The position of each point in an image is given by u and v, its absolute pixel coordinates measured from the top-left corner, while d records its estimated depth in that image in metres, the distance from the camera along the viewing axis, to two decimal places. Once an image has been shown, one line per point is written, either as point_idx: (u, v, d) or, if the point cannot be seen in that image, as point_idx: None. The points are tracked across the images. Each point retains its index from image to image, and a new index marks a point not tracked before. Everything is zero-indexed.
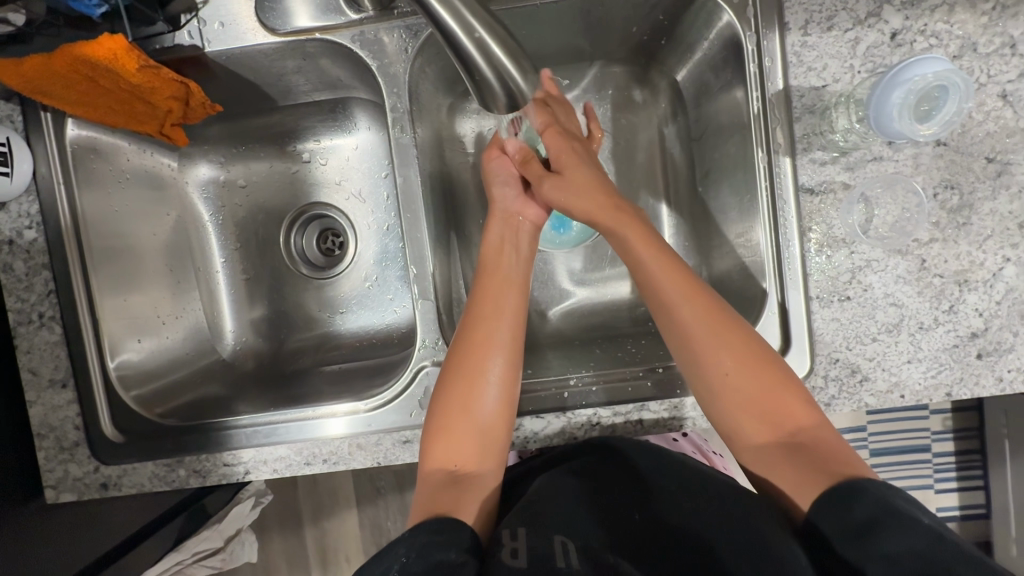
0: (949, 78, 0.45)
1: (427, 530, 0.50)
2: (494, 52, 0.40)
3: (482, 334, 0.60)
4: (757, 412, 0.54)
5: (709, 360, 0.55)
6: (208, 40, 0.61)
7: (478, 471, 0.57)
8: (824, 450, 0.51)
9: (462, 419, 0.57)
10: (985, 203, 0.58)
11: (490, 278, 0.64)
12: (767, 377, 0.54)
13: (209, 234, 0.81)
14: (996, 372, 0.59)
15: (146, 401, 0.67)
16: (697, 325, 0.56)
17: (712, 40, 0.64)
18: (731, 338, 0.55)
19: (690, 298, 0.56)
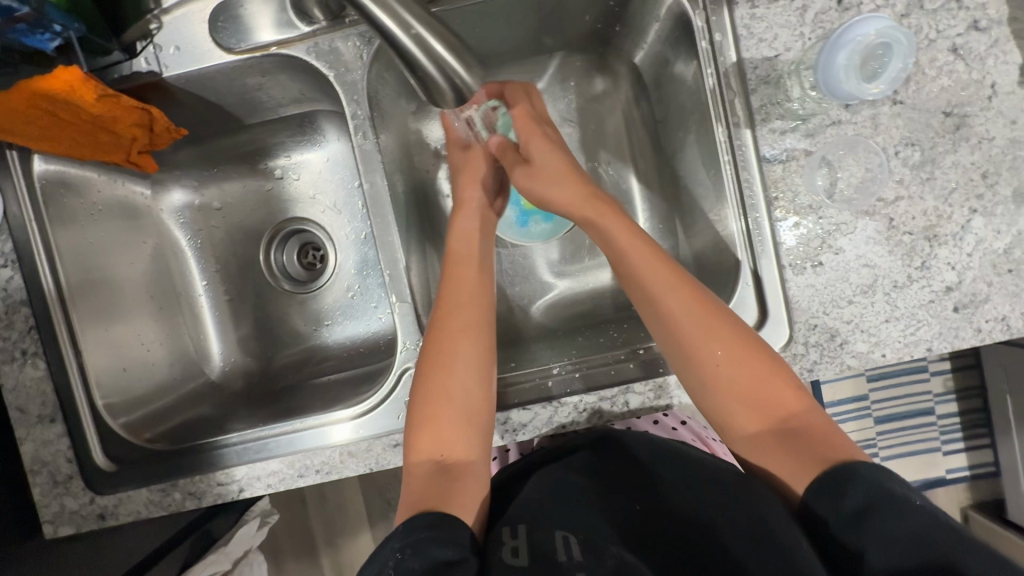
0: (887, 36, 0.45)
1: (421, 527, 0.49)
2: (434, 48, 0.39)
3: (455, 329, 0.60)
4: (747, 397, 0.54)
5: (699, 350, 0.55)
6: (165, 65, 0.61)
7: (464, 465, 0.56)
8: (820, 437, 0.51)
9: (444, 408, 0.57)
10: (947, 157, 0.59)
11: (459, 270, 0.65)
12: (759, 366, 0.54)
13: (188, 259, 0.81)
14: (974, 323, 0.60)
15: (135, 428, 0.68)
16: (684, 317, 0.56)
17: (665, 21, 0.65)
18: (719, 327, 0.55)
19: (676, 288, 0.57)
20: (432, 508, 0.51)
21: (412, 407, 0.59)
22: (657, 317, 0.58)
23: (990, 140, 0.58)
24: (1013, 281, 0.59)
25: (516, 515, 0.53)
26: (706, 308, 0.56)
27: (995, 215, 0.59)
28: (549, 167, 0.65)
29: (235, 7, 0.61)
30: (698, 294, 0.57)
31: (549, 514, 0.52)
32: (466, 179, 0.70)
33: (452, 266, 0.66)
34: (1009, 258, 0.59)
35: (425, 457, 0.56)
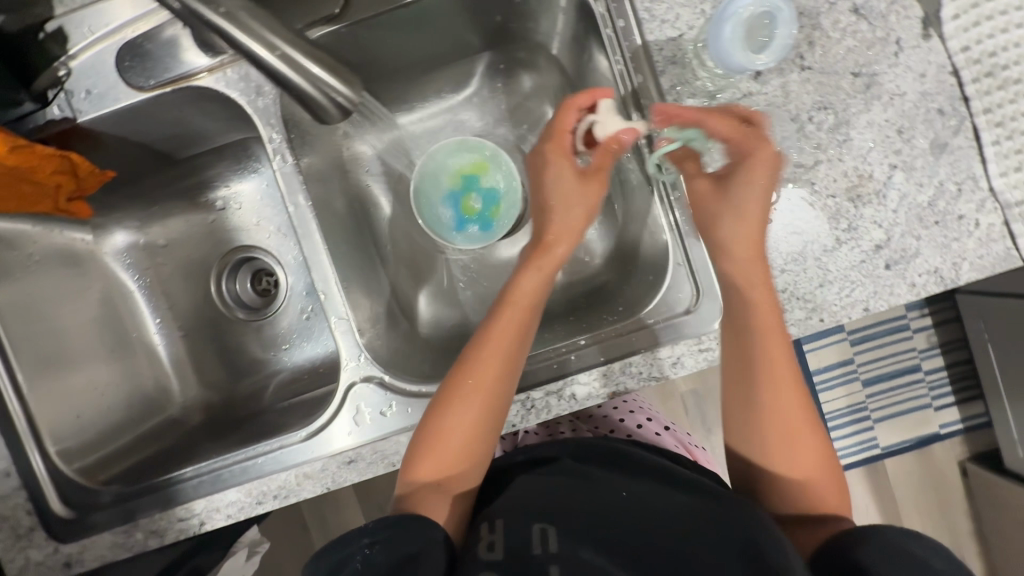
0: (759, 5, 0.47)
1: (387, 524, 0.52)
2: (301, 61, 0.39)
3: (494, 372, 0.57)
4: (783, 424, 0.55)
5: (764, 387, 0.55)
6: (77, 109, 0.61)
7: (463, 482, 0.57)
8: (824, 495, 0.54)
9: (453, 433, 0.57)
10: (862, 117, 0.59)
11: (507, 316, 0.59)
12: (806, 424, 0.55)
13: (137, 300, 0.81)
14: (908, 279, 0.60)
15: (90, 470, 0.68)
16: (772, 359, 0.55)
17: (569, 13, 0.65)
18: (792, 380, 0.55)
19: (776, 334, 0.55)
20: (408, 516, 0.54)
21: (421, 425, 0.59)
22: (743, 348, 0.56)
23: (902, 95, 0.59)
24: (941, 233, 0.59)
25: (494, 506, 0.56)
26: (790, 362, 0.55)
27: (915, 169, 0.59)
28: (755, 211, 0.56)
29: (139, 44, 0.61)
30: (790, 348, 0.56)
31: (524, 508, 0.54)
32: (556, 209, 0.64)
33: (505, 309, 0.60)
34: (935, 210, 0.59)
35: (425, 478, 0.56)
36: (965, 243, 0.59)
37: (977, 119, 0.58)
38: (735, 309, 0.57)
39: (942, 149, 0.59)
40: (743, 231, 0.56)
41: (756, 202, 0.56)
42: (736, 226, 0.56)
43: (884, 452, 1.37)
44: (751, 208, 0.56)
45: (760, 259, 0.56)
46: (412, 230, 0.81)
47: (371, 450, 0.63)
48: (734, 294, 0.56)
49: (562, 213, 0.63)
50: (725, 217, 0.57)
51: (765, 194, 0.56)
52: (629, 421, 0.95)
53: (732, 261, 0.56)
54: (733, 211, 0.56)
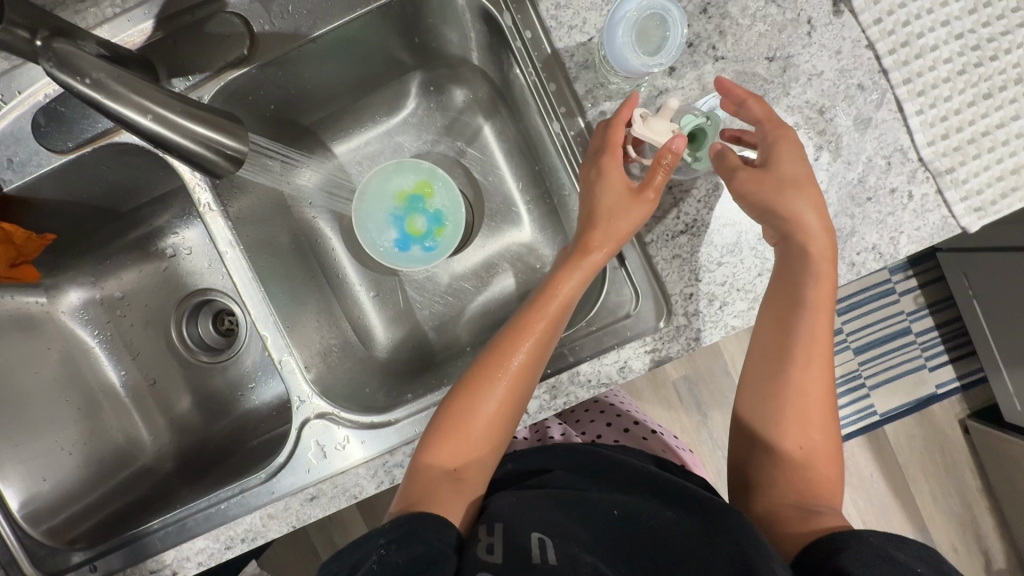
0: (650, 6, 0.48)
1: (404, 521, 0.53)
2: (173, 120, 0.42)
3: (523, 366, 0.57)
4: (802, 405, 0.57)
5: (795, 359, 0.57)
6: (3, 179, 0.62)
7: (473, 468, 0.59)
8: (815, 478, 0.56)
9: (473, 423, 0.57)
10: (782, 101, 0.58)
11: (536, 310, 0.58)
12: (819, 403, 0.57)
13: (98, 355, 0.82)
14: (847, 258, 0.59)
15: (57, 531, 0.68)
16: (808, 334, 0.56)
17: (480, 28, 0.65)
18: (819, 358, 0.57)
19: (818, 314, 0.56)
20: (416, 505, 0.55)
21: (440, 410, 0.59)
22: (779, 321, 0.57)
23: (819, 75, 0.58)
24: (875, 209, 0.59)
25: (497, 508, 0.57)
26: (824, 343, 0.57)
27: (841, 147, 0.58)
28: (799, 179, 0.55)
29: (53, 108, 0.61)
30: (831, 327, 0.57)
31: (523, 515, 0.56)
32: (597, 207, 0.57)
33: (541, 302, 0.58)
34: (866, 186, 0.58)
35: (442, 464, 0.57)
36: (901, 217, 0.58)
37: (899, 90, 0.58)
38: (783, 283, 0.57)
39: (866, 125, 0.58)
40: (813, 214, 0.54)
41: (812, 186, 0.55)
42: (812, 207, 0.54)
43: (882, 418, 1.34)
44: (805, 187, 0.54)
45: (829, 237, 0.55)
46: (363, 256, 0.81)
47: (332, 485, 0.63)
48: (789, 269, 0.56)
49: (619, 212, 0.56)
50: (799, 207, 0.54)
51: (807, 165, 0.55)
52: (615, 426, 0.93)
53: (806, 237, 0.54)
54: (801, 198, 0.54)
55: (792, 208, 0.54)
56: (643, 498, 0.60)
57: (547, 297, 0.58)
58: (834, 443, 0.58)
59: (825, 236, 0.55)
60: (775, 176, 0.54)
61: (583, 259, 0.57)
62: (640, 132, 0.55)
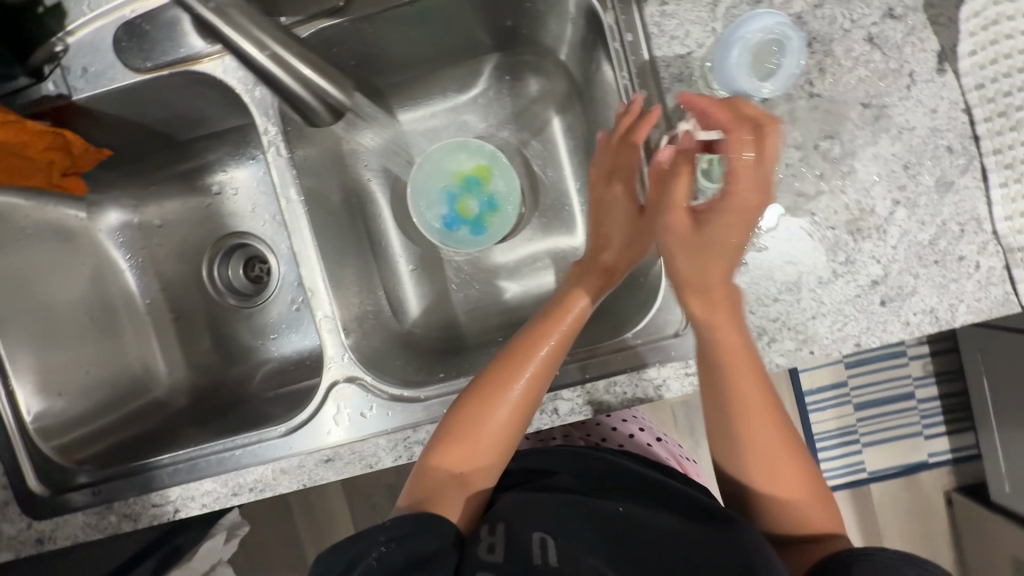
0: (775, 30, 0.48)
1: (403, 520, 0.52)
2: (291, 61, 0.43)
3: (533, 368, 0.57)
4: (772, 458, 0.54)
5: (742, 430, 0.54)
6: (73, 87, 0.61)
7: (477, 473, 0.57)
8: (814, 519, 0.54)
9: (483, 429, 0.56)
10: (868, 149, 0.58)
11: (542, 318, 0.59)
12: (787, 454, 0.54)
13: (128, 279, 0.81)
14: (902, 317, 0.59)
15: (68, 450, 0.67)
16: (742, 397, 0.53)
17: (579, 21, 0.64)
18: (769, 420, 0.54)
19: (754, 382, 0.53)
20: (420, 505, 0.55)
21: (447, 416, 0.58)
22: (713, 384, 0.54)
23: (911, 129, 0.57)
24: (940, 273, 0.58)
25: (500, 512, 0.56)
26: (766, 403, 0.54)
27: (918, 206, 0.58)
28: (710, 244, 0.50)
29: (137, 25, 0.60)
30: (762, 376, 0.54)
31: (525, 515, 0.55)
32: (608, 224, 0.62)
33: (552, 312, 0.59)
34: (935, 249, 0.58)
35: (447, 466, 0.56)
36: (964, 285, 0.58)
37: (987, 159, 0.57)
38: (705, 343, 0.54)
39: (947, 188, 0.58)
40: (699, 265, 0.51)
41: (721, 254, 0.50)
42: (691, 256, 0.51)
43: (871, 476, 1.35)
44: (717, 247, 0.50)
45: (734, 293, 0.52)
46: (408, 227, 0.80)
47: (348, 451, 0.62)
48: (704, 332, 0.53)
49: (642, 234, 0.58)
50: (679, 255, 0.51)
51: (738, 247, 0.50)
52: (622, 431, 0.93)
53: (705, 302, 0.52)
54: (684, 255, 0.51)
55: (686, 272, 0.52)
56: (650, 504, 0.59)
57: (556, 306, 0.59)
58: (818, 479, 0.55)
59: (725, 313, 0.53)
60: (693, 219, 0.51)
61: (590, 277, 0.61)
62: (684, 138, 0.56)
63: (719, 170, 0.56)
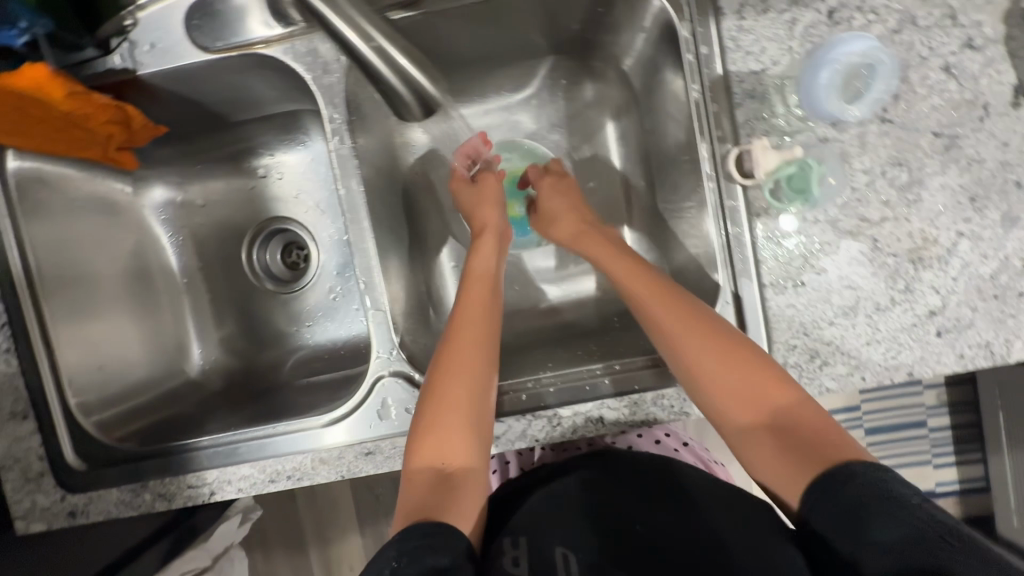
0: (870, 58, 0.53)
1: (416, 533, 0.49)
2: (392, 56, 0.48)
3: (484, 331, 0.61)
4: (742, 391, 0.53)
5: (705, 390, 0.54)
6: (139, 62, 0.60)
7: (466, 473, 0.55)
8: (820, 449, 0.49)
9: (460, 377, 0.58)
10: (935, 178, 0.57)
11: (473, 288, 0.64)
12: (762, 390, 0.52)
13: (170, 255, 0.81)
14: (957, 349, 0.58)
15: (107, 427, 0.67)
16: (691, 336, 0.55)
17: (651, 30, 0.63)
18: (728, 362, 0.53)
19: (702, 337, 0.55)
20: (429, 517, 0.51)
21: (420, 410, 0.57)
22: (675, 337, 0.56)
23: (981, 162, 0.57)
24: (998, 307, 0.58)
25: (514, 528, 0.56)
26: (722, 348, 0.54)
27: (982, 239, 0.57)
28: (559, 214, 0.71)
29: (210, 6, 0.60)
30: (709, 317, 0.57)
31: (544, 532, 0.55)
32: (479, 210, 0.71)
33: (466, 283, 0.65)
34: (995, 283, 0.58)
35: (433, 451, 0.55)
36: (1021, 322, 0.58)
37: None
38: (649, 299, 0.59)
39: (1013, 224, 0.57)
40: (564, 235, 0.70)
41: (617, 259, 0.64)
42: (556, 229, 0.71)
43: None
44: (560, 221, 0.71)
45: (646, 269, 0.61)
46: (452, 223, 0.80)
47: (389, 445, 0.62)
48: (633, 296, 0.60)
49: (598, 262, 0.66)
50: (553, 226, 0.71)
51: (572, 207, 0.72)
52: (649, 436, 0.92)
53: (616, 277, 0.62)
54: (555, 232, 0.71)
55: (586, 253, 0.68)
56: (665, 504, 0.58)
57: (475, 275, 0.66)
58: (804, 399, 0.52)
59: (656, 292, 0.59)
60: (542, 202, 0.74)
61: (482, 241, 0.69)
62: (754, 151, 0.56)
63: (784, 189, 0.58)
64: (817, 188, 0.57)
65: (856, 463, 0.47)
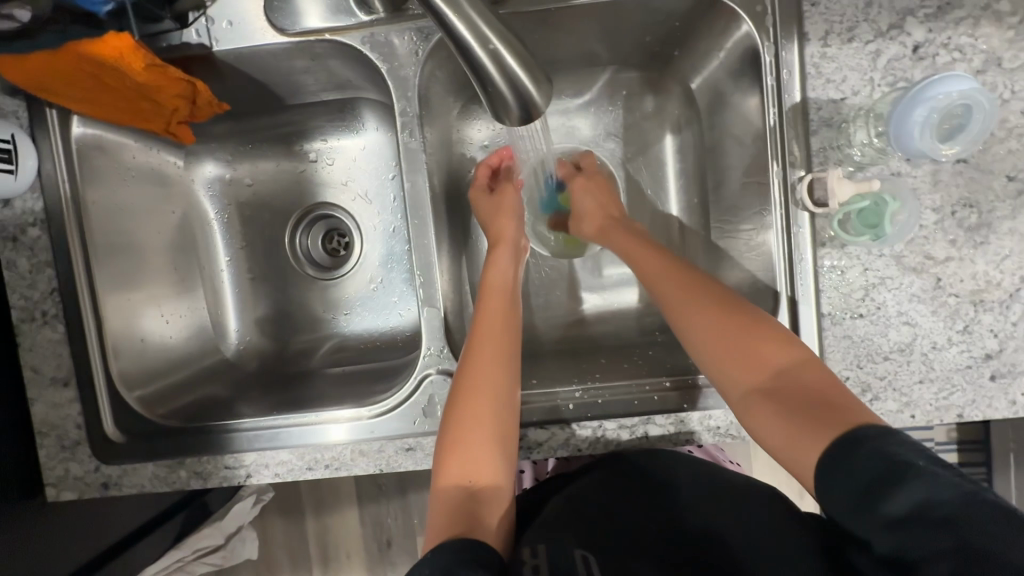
0: (971, 97, 0.49)
1: (447, 548, 0.48)
2: (508, 65, 0.38)
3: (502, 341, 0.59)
4: (750, 357, 0.53)
5: (721, 369, 0.54)
6: (215, 38, 0.61)
7: (491, 491, 0.54)
8: (828, 411, 0.48)
9: (476, 402, 0.56)
10: (1005, 222, 0.57)
11: (490, 302, 0.63)
12: (776, 365, 0.52)
13: (214, 231, 0.80)
14: (1009, 395, 0.58)
15: (148, 401, 0.67)
16: (704, 307, 0.56)
17: (728, 49, 0.63)
18: (743, 338, 0.54)
19: (716, 318, 0.55)
20: (460, 534, 0.50)
21: (444, 421, 0.57)
22: (689, 307, 0.57)
23: None
24: None
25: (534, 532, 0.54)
26: (737, 324, 0.54)
27: None
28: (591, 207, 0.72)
29: None
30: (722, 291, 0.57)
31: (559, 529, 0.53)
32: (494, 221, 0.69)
33: (484, 297, 0.63)
34: None
35: (455, 471, 0.54)
36: None
37: None
38: (663, 273, 0.60)
39: None
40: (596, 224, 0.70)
41: (640, 253, 0.64)
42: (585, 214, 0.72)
43: None
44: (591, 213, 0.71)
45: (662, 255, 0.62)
46: None
47: (430, 443, 0.62)
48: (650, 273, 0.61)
49: (632, 263, 0.64)
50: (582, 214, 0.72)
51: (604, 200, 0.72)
52: None
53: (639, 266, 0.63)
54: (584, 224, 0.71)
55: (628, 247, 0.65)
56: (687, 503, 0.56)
57: (490, 289, 0.64)
58: (812, 365, 0.52)
59: (671, 277, 0.59)
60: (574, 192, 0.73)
61: (498, 254, 0.67)
62: (830, 180, 0.56)
63: (854, 221, 0.57)
64: (889, 225, 0.56)
65: (866, 427, 0.45)
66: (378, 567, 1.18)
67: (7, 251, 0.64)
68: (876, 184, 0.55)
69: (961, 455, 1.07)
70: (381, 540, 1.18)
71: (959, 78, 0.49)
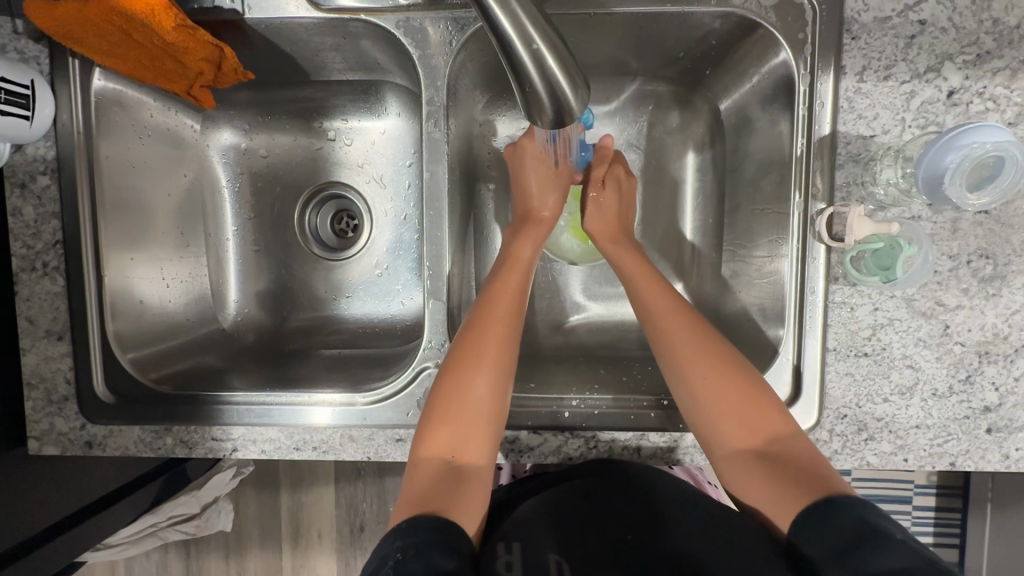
0: (1007, 149, 0.49)
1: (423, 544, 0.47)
2: (548, 66, 0.38)
3: (509, 326, 0.58)
4: (738, 411, 0.54)
5: (709, 412, 0.54)
6: (248, 5, 0.60)
7: (476, 470, 0.53)
8: (808, 474, 0.50)
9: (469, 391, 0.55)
10: (1019, 277, 0.57)
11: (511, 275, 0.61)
12: (764, 421, 0.53)
13: (224, 199, 0.79)
14: (1003, 449, 0.58)
15: (142, 365, 0.66)
16: (697, 355, 0.56)
17: (763, 75, 0.62)
18: (738, 386, 0.54)
19: (713, 363, 0.55)
20: (438, 510, 0.49)
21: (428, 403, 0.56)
22: (685, 343, 0.56)
23: None
24: None
25: (512, 529, 0.53)
26: (731, 374, 0.55)
27: None
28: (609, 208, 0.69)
29: None
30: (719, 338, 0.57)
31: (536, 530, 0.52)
32: (539, 194, 0.68)
33: (503, 271, 0.62)
34: None
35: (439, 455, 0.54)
36: None
37: None
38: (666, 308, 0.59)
39: None
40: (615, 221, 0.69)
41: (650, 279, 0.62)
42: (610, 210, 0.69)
43: None
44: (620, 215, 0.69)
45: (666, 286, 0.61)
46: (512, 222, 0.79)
47: None
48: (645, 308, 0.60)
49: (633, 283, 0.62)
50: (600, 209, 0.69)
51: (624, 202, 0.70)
52: None
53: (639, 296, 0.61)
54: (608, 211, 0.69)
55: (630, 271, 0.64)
56: (666, 510, 0.54)
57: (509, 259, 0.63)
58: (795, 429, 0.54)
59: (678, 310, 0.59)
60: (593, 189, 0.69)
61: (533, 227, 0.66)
62: (850, 216, 0.56)
63: (870, 260, 0.57)
64: (901, 269, 0.55)
65: (848, 494, 0.47)
66: (348, 549, 1.18)
67: (13, 197, 0.63)
68: (897, 227, 0.55)
69: (938, 500, 1.07)
70: (354, 523, 1.17)
71: (994, 129, 0.50)
